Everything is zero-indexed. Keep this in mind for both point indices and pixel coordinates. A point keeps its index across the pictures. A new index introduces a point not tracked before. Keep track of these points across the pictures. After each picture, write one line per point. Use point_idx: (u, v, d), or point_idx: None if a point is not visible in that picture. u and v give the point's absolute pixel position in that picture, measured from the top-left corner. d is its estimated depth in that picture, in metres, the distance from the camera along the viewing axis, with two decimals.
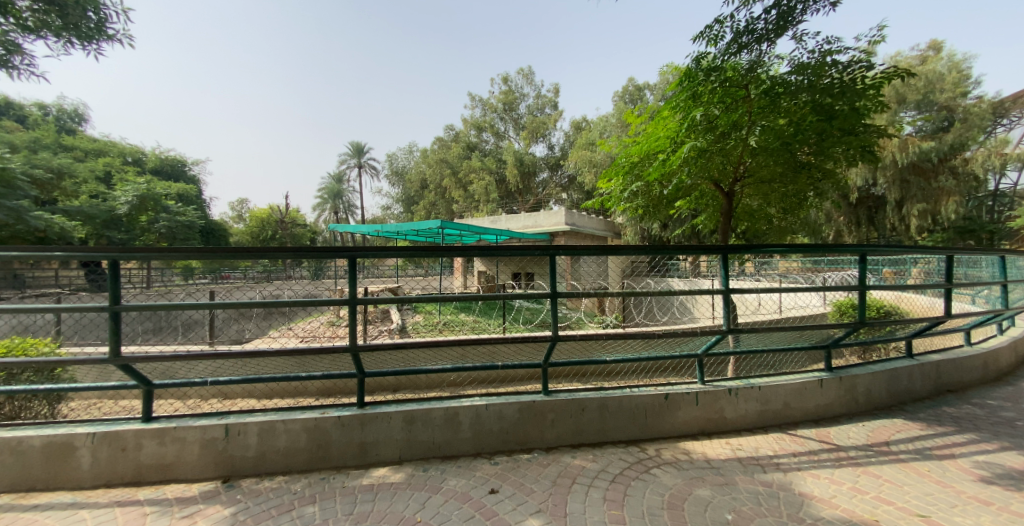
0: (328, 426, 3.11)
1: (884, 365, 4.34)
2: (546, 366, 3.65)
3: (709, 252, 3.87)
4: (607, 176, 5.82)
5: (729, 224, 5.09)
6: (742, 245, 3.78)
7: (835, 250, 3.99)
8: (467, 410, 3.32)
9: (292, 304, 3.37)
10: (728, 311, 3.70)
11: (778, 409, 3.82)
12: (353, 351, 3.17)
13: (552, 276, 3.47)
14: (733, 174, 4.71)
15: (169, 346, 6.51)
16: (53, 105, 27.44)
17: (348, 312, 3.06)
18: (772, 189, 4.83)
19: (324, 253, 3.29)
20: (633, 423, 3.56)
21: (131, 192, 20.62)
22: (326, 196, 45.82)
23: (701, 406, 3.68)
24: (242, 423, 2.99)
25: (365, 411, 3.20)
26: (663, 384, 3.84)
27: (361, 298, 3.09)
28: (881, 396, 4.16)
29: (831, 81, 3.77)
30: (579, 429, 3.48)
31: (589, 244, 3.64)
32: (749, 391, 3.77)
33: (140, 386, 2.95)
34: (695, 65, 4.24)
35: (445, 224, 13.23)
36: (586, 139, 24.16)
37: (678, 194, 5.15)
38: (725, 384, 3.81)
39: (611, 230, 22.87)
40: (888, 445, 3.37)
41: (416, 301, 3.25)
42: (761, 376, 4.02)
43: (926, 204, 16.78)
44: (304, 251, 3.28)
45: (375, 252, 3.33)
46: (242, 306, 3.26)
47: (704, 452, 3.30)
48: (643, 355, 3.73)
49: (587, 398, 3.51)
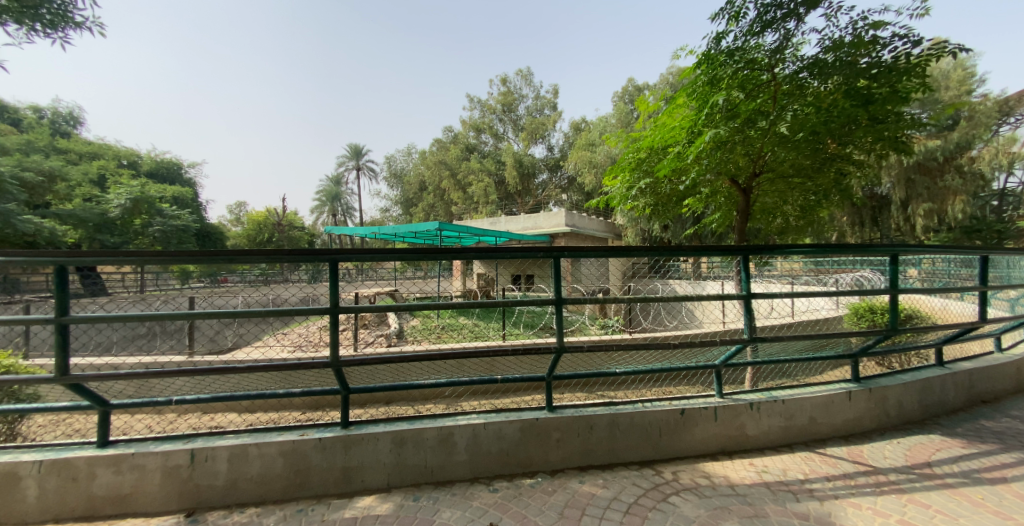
0: (308, 449, 2.78)
1: (914, 374, 4.03)
2: (550, 380, 3.32)
3: (728, 254, 3.54)
4: (612, 173, 5.54)
5: (746, 223, 4.79)
6: (764, 246, 3.45)
7: (867, 249, 3.67)
8: (463, 429, 3.00)
9: (267, 313, 3.03)
10: (749, 317, 3.37)
11: (804, 425, 3.50)
12: (335, 366, 2.83)
13: (557, 282, 3.14)
14: (753, 167, 4.41)
15: (151, 356, 6.17)
16: (48, 107, 27.14)
17: (329, 323, 2.73)
18: (794, 185, 4.53)
19: (303, 257, 2.97)
20: (646, 442, 3.25)
21: (124, 194, 20.27)
22: (324, 199, 45.57)
23: (720, 422, 3.36)
24: (210, 448, 2.66)
25: (349, 433, 2.87)
26: (678, 397, 3.52)
27: (344, 306, 2.76)
28: (912, 408, 3.86)
29: (868, 62, 3.50)
30: (587, 449, 3.16)
31: (598, 246, 3.31)
32: (772, 405, 3.45)
33: (94, 408, 2.61)
34: (715, 47, 3.96)
35: (444, 225, 12.95)
36: (585, 140, 23.87)
37: (689, 191, 4.87)
38: (746, 398, 3.49)
39: (612, 231, 22.61)
40: (929, 467, 3.06)
41: (406, 309, 2.91)
42: (783, 388, 3.71)
43: (932, 204, 16.48)
44: (282, 255, 2.95)
45: (361, 255, 3.01)
46: (211, 316, 2.92)
47: (727, 476, 2.99)
48: (656, 366, 3.41)
49: (596, 415, 3.19)
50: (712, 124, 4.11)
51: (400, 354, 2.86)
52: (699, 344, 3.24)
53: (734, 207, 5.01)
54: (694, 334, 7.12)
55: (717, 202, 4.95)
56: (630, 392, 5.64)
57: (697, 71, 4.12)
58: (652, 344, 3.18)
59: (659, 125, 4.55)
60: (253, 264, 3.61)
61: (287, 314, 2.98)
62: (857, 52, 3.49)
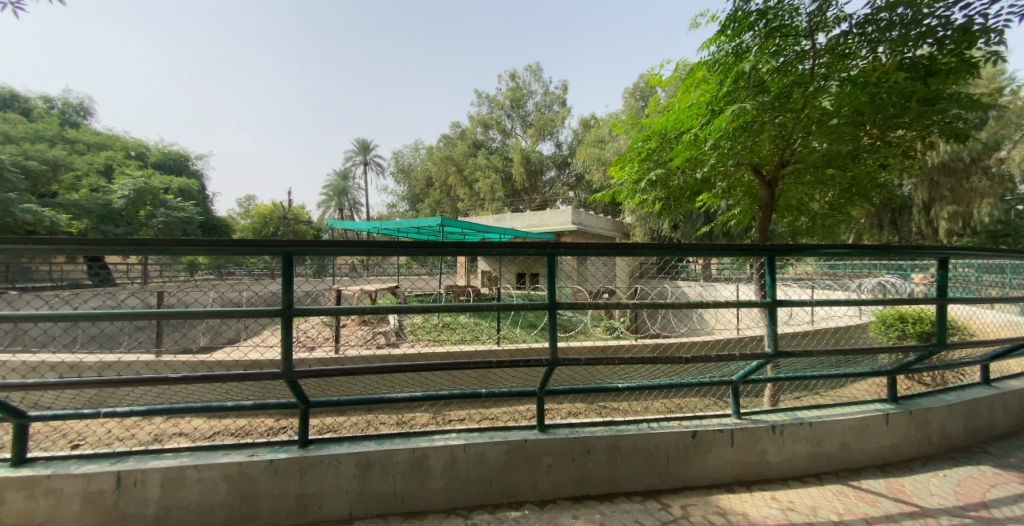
0: (257, 473, 2.40)
1: (958, 394, 3.56)
2: (543, 395, 2.90)
3: (750, 254, 3.07)
4: (620, 164, 5.13)
5: (769, 219, 4.34)
6: (793, 245, 2.99)
7: (917, 252, 3.18)
8: (439, 452, 2.60)
9: (211, 313, 2.62)
10: (775, 328, 2.89)
11: (834, 452, 3.05)
12: (290, 378, 2.41)
13: (552, 283, 2.72)
14: (781, 154, 3.96)
15: (128, 356, 5.84)
16: (57, 98, 27.08)
17: (280, 328, 2.32)
18: (825, 175, 4.10)
19: (250, 249, 2.55)
20: (651, 469, 2.83)
21: (128, 185, 19.96)
22: (331, 194, 45.50)
23: (736, 447, 2.92)
24: (140, 470, 2.30)
25: (307, 454, 2.48)
26: (689, 416, 3.10)
27: (298, 307, 2.34)
28: (956, 433, 3.39)
29: (927, 24, 3.08)
30: (583, 477, 2.75)
31: (599, 242, 2.88)
32: (798, 428, 3.01)
33: (8, 420, 2.26)
34: (745, 10, 3.55)
35: (446, 221, 12.57)
36: (594, 136, 23.37)
37: (704, 183, 4.46)
38: (766, 419, 3.05)
39: (619, 230, 22.23)
40: (987, 509, 2.60)
41: (389, 311, 2.44)
42: (810, 408, 3.25)
43: (958, 206, 15.93)
44: (224, 246, 2.52)
45: (320, 247, 2.57)
46: (143, 317, 2.52)
47: (746, 515, 2.56)
48: (664, 382, 2.97)
49: (594, 437, 2.78)
50: (737, 99, 3.69)
51: (365, 365, 2.43)
52: (715, 358, 2.79)
53: (756, 203, 4.61)
54: (705, 342, 6.67)
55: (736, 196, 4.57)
56: (636, 408, 5.23)
57: (722, 40, 3.73)
58: (660, 358, 2.74)
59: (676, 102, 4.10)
60: (208, 259, 3.21)
61: (233, 315, 2.58)
62: (916, 13, 3.08)
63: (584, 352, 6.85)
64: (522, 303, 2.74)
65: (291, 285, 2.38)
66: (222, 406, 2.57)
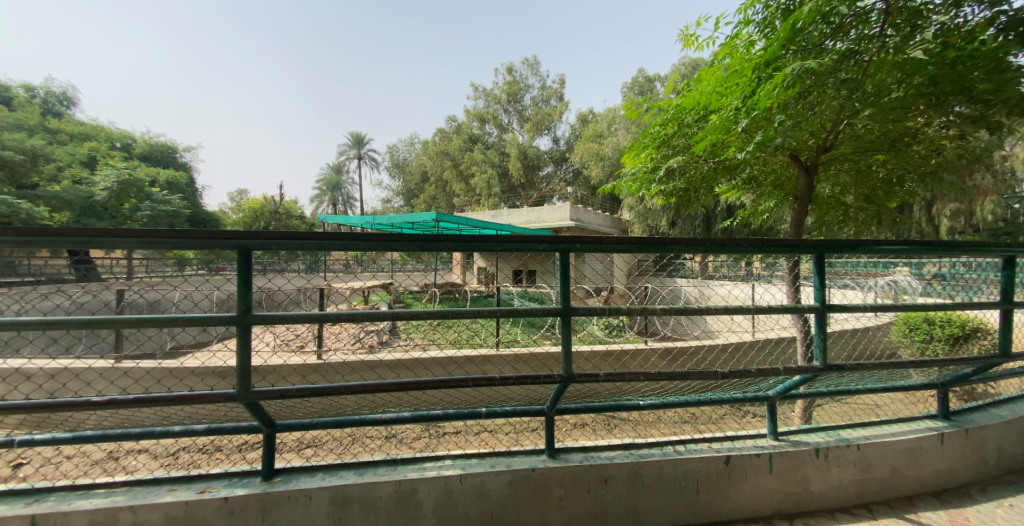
0: (208, 514, 1.97)
1: (1014, 408, 3.19)
2: (555, 415, 2.48)
3: (791, 253, 2.63)
4: (635, 151, 5.06)
5: (807, 208, 4.39)
6: (847, 241, 2.54)
7: (983, 250, 2.77)
8: (431, 484, 2.18)
9: (148, 321, 2.07)
10: (824, 339, 2.46)
11: (884, 477, 2.68)
12: (248, 402, 1.97)
13: (566, 284, 2.29)
14: (829, 135, 4.01)
15: (86, 366, 5.32)
16: (40, 87, 26.14)
17: (235, 339, 1.87)
18: (873, 159, 4.14)
19: (193, 241, 2.03)
20: (679, 500, 2.43)
21: (112, 177, 19.14)
22: (325, 189, 44.87)
23: (776, 475, 2.53)
24: (61, 513, 1.88)
25: (270, 489, 2.05)
26: (718, 436, 2.70)
27: (258, 313, 1.89)
28: (1015, 454, 3.02)
29: None
30: (600, 511, 2.35)
31: (623, 237, 2.35)
32: (844, 452, 2.63)
33: None
34: None
35: (442, 216, 12.18)
36: (592, 131, 23.01)
37: (725, 169, 4.46)
38: (808, 441, 2.66)
39: (618, 226, 21.97)
40: None
41: (371, 318, 2.01)
42: (853, 427, 2.86)
43: (960, 204, 15.84)
44: (158, 240, 1.99)
45: (284, 241, 2.09)
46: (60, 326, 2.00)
47: None
48: (692, 399, 2.57)
49: (613, 465, 2.38)
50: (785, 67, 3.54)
51: (341, 383, 2.00)
52: (755, 373, 2.39)
53: (794, 193, 4.62)
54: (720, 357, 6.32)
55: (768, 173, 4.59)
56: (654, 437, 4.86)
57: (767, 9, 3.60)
58: (693, 373, 2.32)
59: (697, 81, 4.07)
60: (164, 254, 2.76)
61: (174, 322, 2.07)
62: None
63: (592, 360, 6.47)
64: (529, 309, 2.23)
65: (248, 285, 1.93)
66: (166, 431, 2.12)
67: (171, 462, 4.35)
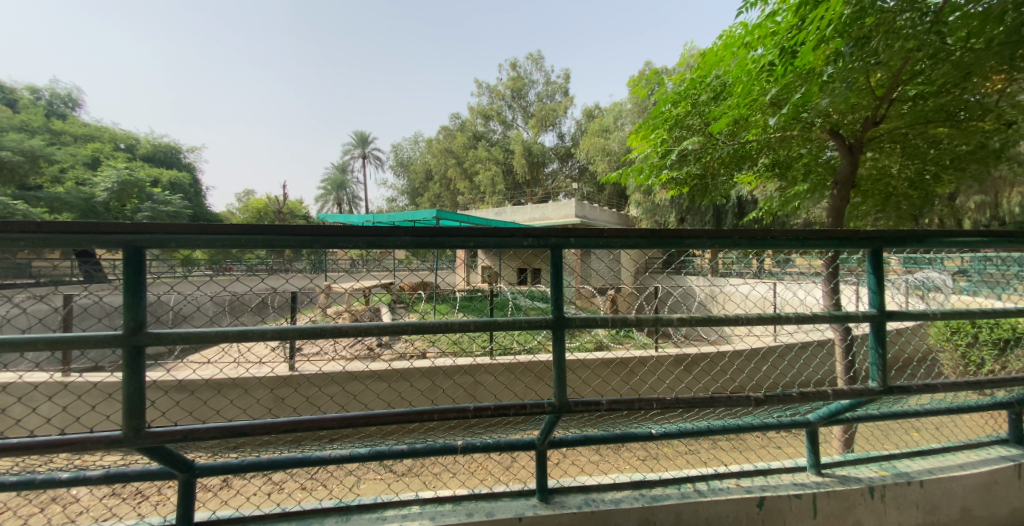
0: None
1: None
2: (547, 447, 2.02)
3: (840, 249, 2.11)
4: (643, 132, 4.66)
5: (848, 193, 3.91)
6: (911, 232, 2.02)
7: None
8: None
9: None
10: (882, 355, 1.96)
11: (951, 521, 2.20)
12: (144, 446, 1.52)
13: (556, 286, 1.83)
14: (875, 106, 3.58)
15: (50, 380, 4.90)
16: (45, 88, 26.01)
17: (119, 365, 1.44)
18: (926, 136, 3.69)
19: (58, 239, 1.46)
20: None
21: (112, 177, 18.70)
22: (330, 189, 44.71)
23: (820, 521, 2.05)
24: None
25: None
26: (748, 469, 2.22)
27: (154, 331, 1.47)
28: None
29: None
30: None
31: (629, 228, 1.86)
32: (903, 491, 2.14)
33: None
34: None
35: (443, 214, 11.78)
36: (598, 125, 22.53)
37: (749, 146, 4.05)
38: (859, 478, 2.17)
39: (625, 223, 21.45)
40: None
41: (302, 336, 1.56)
42: (912, 457, 2.35)
43: (985, 196, 15.13)
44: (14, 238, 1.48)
45: (189, 236, 1.53)
46: None
47: None
48: (717, 426, 2.09)
49: (619, 512, 1.91)
50: None
51: (265, 420, 1.55)
52: (796, 398, 1.91)
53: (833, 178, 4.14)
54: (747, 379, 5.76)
55: (796, 154, 4.16)
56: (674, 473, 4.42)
57: None
58: (719, 400, 1.85)
59: (720, 43, 3.72)
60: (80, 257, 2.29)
61: (35, 345, 1.42)
62: None
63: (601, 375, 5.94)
64: (510, 320, 1.77)
65: (139, 295, 1.49)
66: (50, 480, 1.65)
67: (133, 506, 3.93)
